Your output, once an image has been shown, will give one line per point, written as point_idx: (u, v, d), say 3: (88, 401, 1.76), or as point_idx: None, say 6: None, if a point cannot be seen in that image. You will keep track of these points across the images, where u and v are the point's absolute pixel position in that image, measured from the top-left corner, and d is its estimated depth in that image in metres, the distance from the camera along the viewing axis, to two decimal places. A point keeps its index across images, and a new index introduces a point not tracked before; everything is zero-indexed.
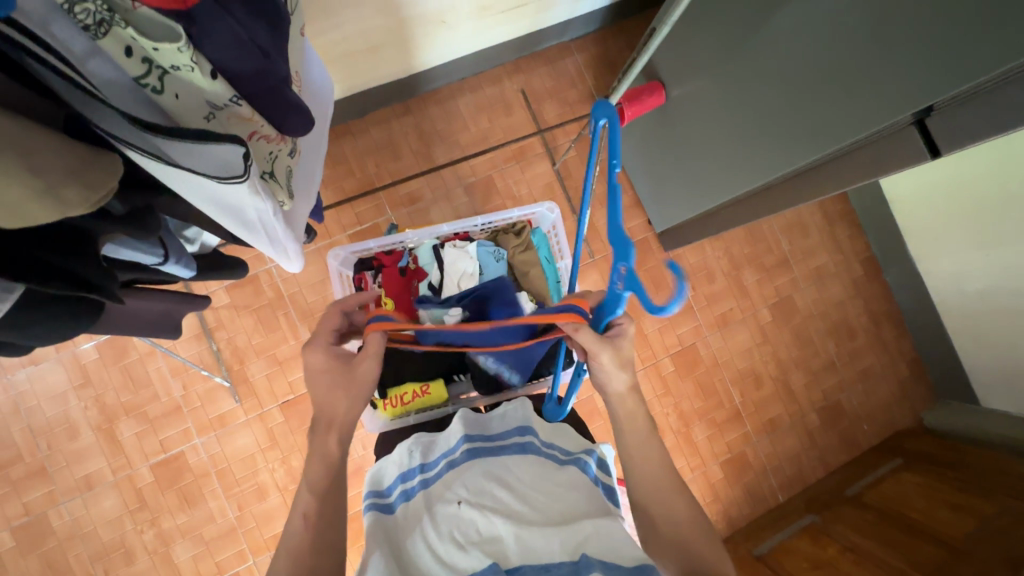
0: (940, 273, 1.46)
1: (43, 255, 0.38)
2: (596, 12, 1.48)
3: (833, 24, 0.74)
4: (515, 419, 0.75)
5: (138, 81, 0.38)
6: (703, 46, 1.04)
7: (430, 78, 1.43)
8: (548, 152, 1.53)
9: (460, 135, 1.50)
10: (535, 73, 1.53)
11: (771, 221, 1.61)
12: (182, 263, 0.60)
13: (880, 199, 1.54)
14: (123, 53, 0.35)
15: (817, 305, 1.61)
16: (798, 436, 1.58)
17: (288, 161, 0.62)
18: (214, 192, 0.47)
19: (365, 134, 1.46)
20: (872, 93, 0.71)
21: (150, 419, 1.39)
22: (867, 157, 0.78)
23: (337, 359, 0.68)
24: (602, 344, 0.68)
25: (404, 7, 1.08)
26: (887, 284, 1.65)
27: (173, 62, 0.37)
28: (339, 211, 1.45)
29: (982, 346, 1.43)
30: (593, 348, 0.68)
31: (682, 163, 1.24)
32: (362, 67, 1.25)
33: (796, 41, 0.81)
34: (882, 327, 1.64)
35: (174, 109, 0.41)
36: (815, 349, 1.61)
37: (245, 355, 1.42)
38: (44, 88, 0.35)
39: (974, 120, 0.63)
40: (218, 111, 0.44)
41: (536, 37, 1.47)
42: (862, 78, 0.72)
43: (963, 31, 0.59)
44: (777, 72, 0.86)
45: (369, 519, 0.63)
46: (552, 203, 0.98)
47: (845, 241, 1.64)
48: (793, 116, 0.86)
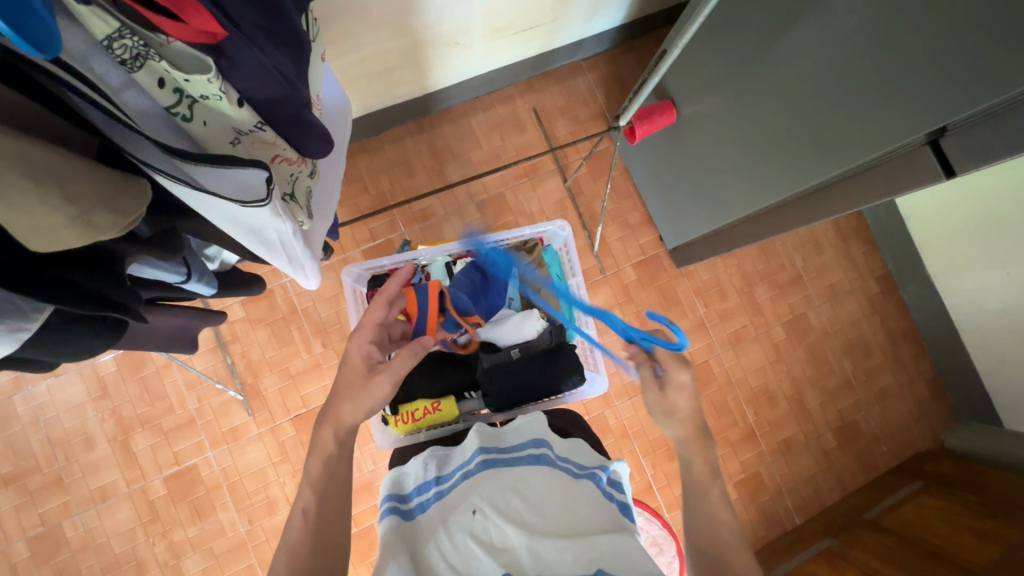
0: (959, 291, 1.44)
1: (69, 275, 0.40)
2: (608, 33, 1.50)
3: (845, 45, 0.75)
4: (531, 432, 0.74)
5: (168, 111, 0.39)
6: (714, 66, 1.05)
7: (444, 97, 1.46)
8: (560, 169, 1.54)
9: (472, 152, 1.52)
10: (547, 92, 1.55)
11: (784, 238, 1.60)
12: (205, 281, 0.61)
13: (895, 216, 1.52)
14: (155, 84, 0.36)
15: (832, 323, 1.60)
16: (814, 456, 1.55)
17: (308, 182, 0.63)
18: (240, 213, 0.49)
19: (380, 152, 1.49)
20: (885, 113, 0.72)
21: (165, 431, 1.41)
22: (878, 176, 0.78)
23: (372, 359, 0.70)
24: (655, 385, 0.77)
25: (420, 29, 1.11)
26: (905, 302, 1.62)
27: (202, 92, 0.38)
28: (354, 226, 1.47)
29: (1005, 366, 1.40)
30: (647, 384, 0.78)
31: (694, 181, 1.25)
32: (378, 87, 1.28)
33: (807, 62, 0.82)
34: (900, 345, 1.61)
35: (201, 136, 0.42)
36: (830, 368, 1.58)
37: (259, 368, 1.43)
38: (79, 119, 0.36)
39: (988, 141, 0.63)
40: (243, 136, 0.45)
41: (548, 57, 1.49)
42: (876, 99, 0.72)
43: (976, 54, 0.59)
44: (789, 91, 0.87)
45: (387, 523, 0.64)
46: (563, 221, 0.98)
47: (860, 258, 1.62)
48: (806, 136, 0.86)
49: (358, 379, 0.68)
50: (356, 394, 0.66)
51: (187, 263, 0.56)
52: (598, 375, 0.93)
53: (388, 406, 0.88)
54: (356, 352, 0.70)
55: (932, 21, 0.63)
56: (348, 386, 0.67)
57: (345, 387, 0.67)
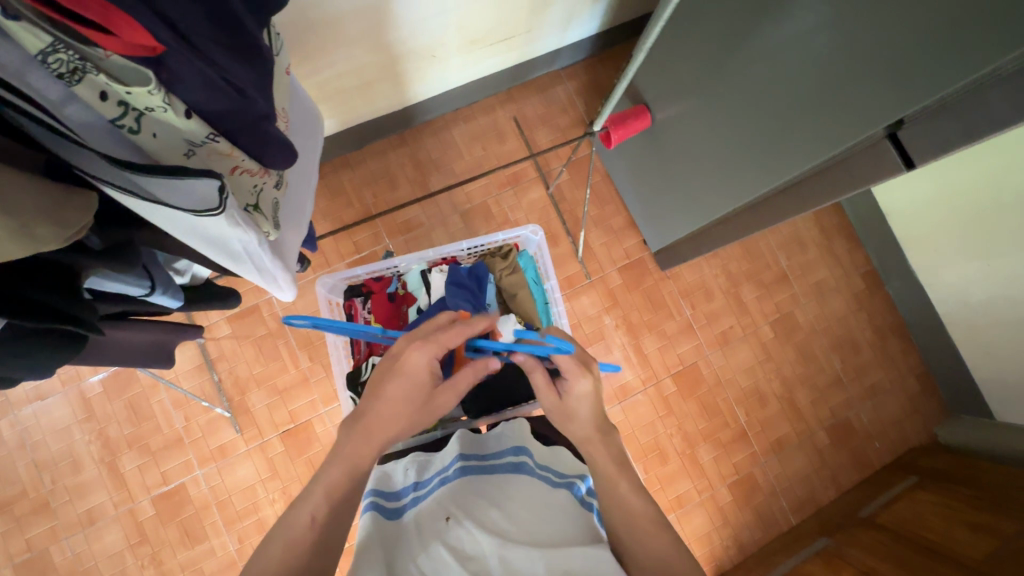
0: (943, 284, 1.44)
1: (30, 293, 0.41)
2: (584, 42, 1.52)
3: (804, 44, 0.76)
4: (511, 439, 0.73)
5: (114, 122, 0.40)
6: (683, 70, 1.07)
7: (424, 110, 1.48)
8: (542, 176, 1.56)
9: (454, 163, 1.53)
10: (527, 102, 1.57)
11: (767, 238, 1.61)
12: (170, 293, 0.61)
13: (876, 212, 1.54)
14: (98, 98, 0.37)
15: (819, 321, 1.60)
16: (807, 455, 1.54)
17: (275, 194, 0.64)
18: (199, 224, 0.49)
19: (362, 165, 1.50)
20: (846, 107, 0.73)
21: (152, 451, 1.40)
22: (845, 171, 0.79)
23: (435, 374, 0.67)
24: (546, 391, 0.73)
25: (395, 43, 1.13)
26: (891, 298, 1.62)
27: (147, 104, 0.39)
28: (338, 240, 1.48)
29: (993, 357, 1.40)
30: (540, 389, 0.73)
31: (672, 183, 1.26)
32: (357, 102, 1.29)
33: (772, 62, 0.83)
34: (888, 341, 1.61)
35: (152, 147, 0.43)
36: (819, 365, 1.58)
37: (247, 385, 1.43)
38: (23, 134, 0.37)
39: (943, 133, 0.63)
40: (197, 148, 0.46)
41: (526, 68, 1.51)
42: (839, 95, 0.73)
43: (926, 47, 0.60)
44: (756, 92, 0.89)
45: (365, 520, 0.63)
46: (537, 225, 0.98)
47: (844, 255, 1.62)
48: (775, 134, 0.87)
49: (422, 395, 0.65)
50: (414, 408, 0.65)
51: (150, 274, 0.56)
52: None
53: None
54: (422, 364, 0.65)
55: (884, 16, 0.64)
56: (407, 393, 0.64)
57: (403, 393, 0.64)
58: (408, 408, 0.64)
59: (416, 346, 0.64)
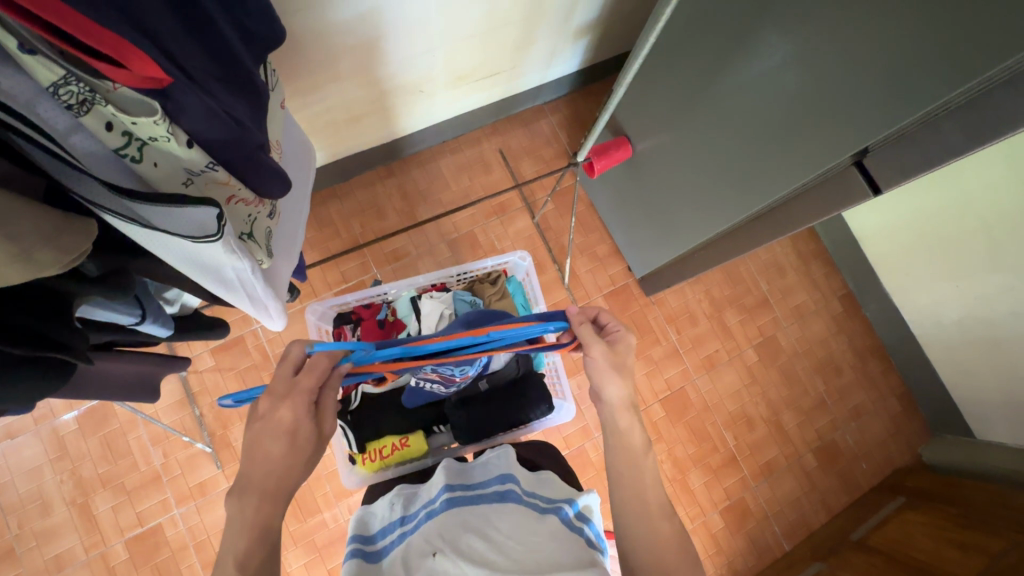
0: (916, 305, 1.50)
1: (25, 320, 0.41)
2: (566, 78, 1.59)
3: (773, 80, 0.81)
4: (498, 468, 0.72)
5: (117, 152, 0.41)
6: (661, 104, 1.12)
7: (412, 142, 1.51)
8: (527, 206, 1.59)
9: (441, 194, 1.56)
10: (512, 134, 1.62)
11: (747, 263, 1.65)
12: (160, 323, 0.61)
13: (850, 237, 1.60)
14: (103, 127, 0.38)
15: (801, 344, 1.63)
16: (796, 478, 1.54)
17: (268, 223, 0.65)
18: (194, 252, 0.50)
19: (350, 196, 1.52)
20: (815, 137, 0.77)
21: (128, 490, 1.35)
22: (815, 198, 0.83)
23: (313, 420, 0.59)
24: (609, 376, 0.68)
25: (385, 79, 1.17)
26: (868, 320, 1.67)
27: (150, 134, 0.40)
28: (326, 269, 1.48)
29: (969, 375, 1.44)
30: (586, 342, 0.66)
31: (654, 211, 1.30)
32: (346, 135, 1.32)
33: (744, 98, 0.88)
34: (868, 362, 1.64)
35: (153, 177, 0.44)
36: (803, 388, 1.61)
37: (229, 419, 1.40)
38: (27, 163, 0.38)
39: (908, 160, 0.67)
40: (195, 176, 0.47)
41: (511, 102, 1.56)
42: (806, 128, 0.78)
43: (886, 83, 0.65)
44: (731, 123, 0.93)
45: (350, 565, 0.61)
46: (524, 252, 1.00)
47: (821, 279, 1.67)
48: (751, 164, 0.91)
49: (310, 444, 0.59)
50: (294, 461, 0.57)
51: (140, 303, 0.57)
52: (567, 403, 0.91)
53: (355, 444, 0.85)
54: (301, 416, 0.57)
55: (843, 57, 0.69)
56: (292, 447, 0.57)
57: (285, 450, 0.56)
58: (298, 460, 0.58)
59: (291, 399, 0.56)
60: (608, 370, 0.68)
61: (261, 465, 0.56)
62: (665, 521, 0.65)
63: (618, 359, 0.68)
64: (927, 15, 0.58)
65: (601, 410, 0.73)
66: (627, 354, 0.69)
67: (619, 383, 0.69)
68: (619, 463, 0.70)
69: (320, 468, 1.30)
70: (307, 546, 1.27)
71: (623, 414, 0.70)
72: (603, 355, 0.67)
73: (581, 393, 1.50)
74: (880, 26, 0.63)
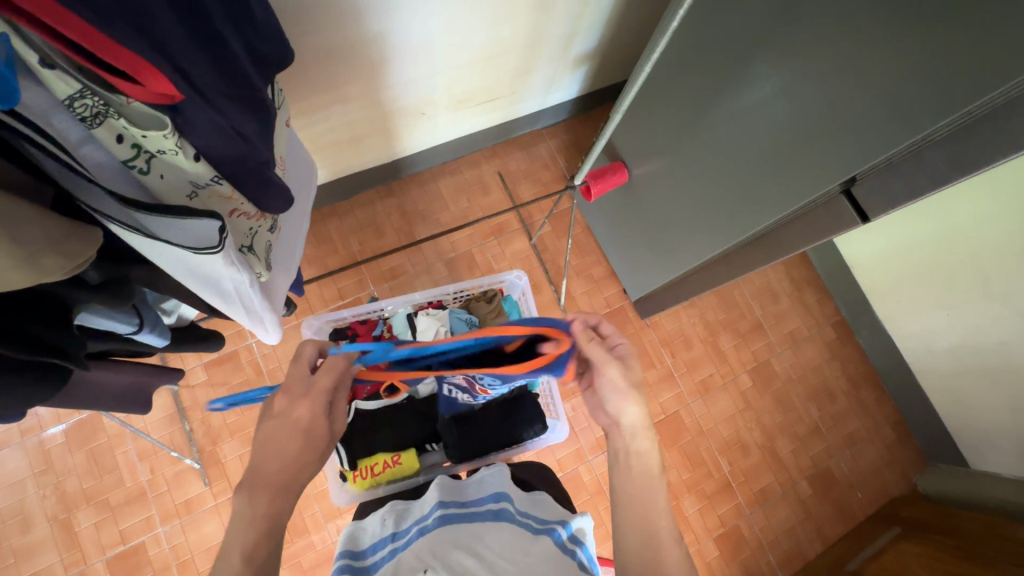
0: (909, 333, 1.51)
1: (25, 325, 0.41)
2: (565, 104, 1.63)
3: (763, 111, 0.84)
4: (492, 486, 0.72)
5: (126, 164, 0.42)
6: (656, 131, 1.15)
7: (412, 163, 1.54)
8: (525, 227, 1.61)
9: (440, 214, 1.58)
10: (510, 157, 1.65)
11: (741, 288, 1.67)
12: (156, 333, 0.61)
13: (842, 265, 1.62)
14: (114, 139, 0.40)
15: (795, 370, 1.64)
16: (791, 506, 1.53)
17: (268, 236, 0.66)
18: (195, 263, 0.51)
19: (350, 214, 1.54)
20: (805, 165, 0.79)
21: (112, 506, 1.32)
22: (805, 224, 0.85)
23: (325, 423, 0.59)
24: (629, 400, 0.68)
25: (387, 101, 1.20)
26: (862, 346, 1.68)
27: (159, 147, 0.42)
28: (323, 286, 1.49)
29: (962, 403, 1.45)
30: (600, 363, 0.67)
31: (649, 235, 1.32)
32: (348, 154, 1.34)
33: (736, 127, 0.91)
34: (862, 389, 1.65)
35: (158, 188, 0.45)
36: (798, 414, 1.60)
37: (219, 435, 1.38)
38: (37, 171, 0.39)
39: (895, 189, 0.69)
40: (200, 189, 0.48)
41: (510, 126, 1.60)
42: (796, 157, 0.81)
43: (871, 115, 0.67)
44: (725, 150, 0.96)
45: None
46: (521, 270, 1.02)
47: (815, 305, 1.69)
48: (744, 191, 0.94)
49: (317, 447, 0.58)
50: (301, 462, 0.57)
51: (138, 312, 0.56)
52: (561, 423, 0.91)
53: (345, 461, 0.84)
54: (313, 417, 0.57)
55: (831, 90, 0.72)
56: (303, 446, 0.57)
57: (296, 450, 0.56)
58: (306, 460, 0.57)
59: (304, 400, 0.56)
60: (629, 390, 0.68)
61: (270, 465, 0.55)
62: (664, 547, 0.65)
63: (641, 375, 0.70)
64: (910, 52, 0.61)
65: (616, 435, 0.72)
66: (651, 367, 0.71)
67: (645, 404, 0.69)
68: (631, 492, 0.68)
69: (309, 487, 1.28)
70: (293, 568, 1.24)
71: (642, 441, 0.70)
72: (618, 377, 0.67)
73: (575, 415, 1.50)
74: (867, 61, 0.66)
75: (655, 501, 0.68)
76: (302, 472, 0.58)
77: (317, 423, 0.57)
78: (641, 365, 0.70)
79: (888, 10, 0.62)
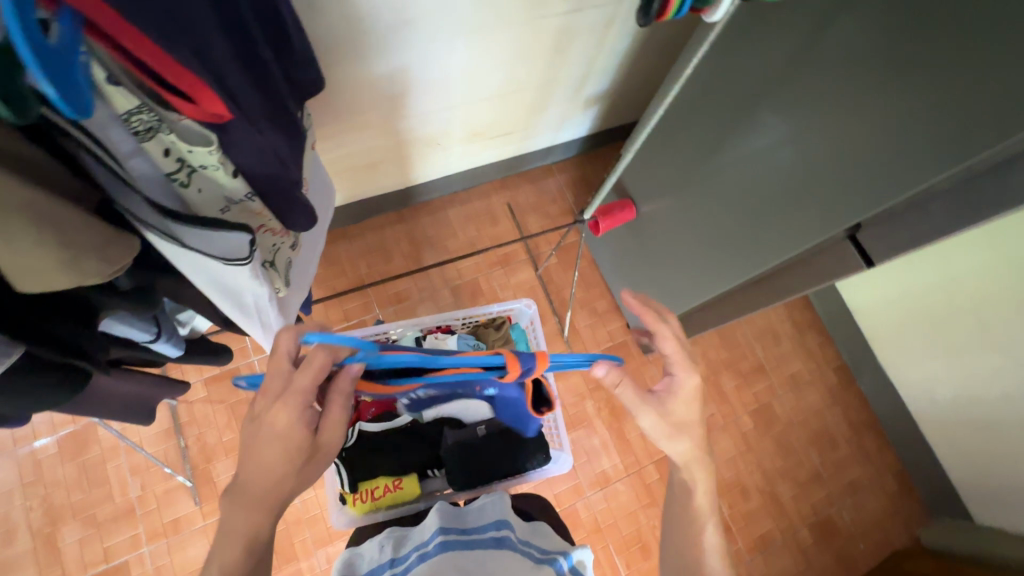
0: (911, 381, 1.51)
1: (57, 328, 0.43)
2: (575, 142, 1.68)
3: (770, 157, 0.87)
4: (493, 513, 0.70)
5: (169, 176, 0.44)
6: (664, 171, 1.18)
7: (424, 191, 1.58)
8: (531, 258, 1.64)
9: (449, 242, 1.61)
10: (520, 190, 1.69)
11: (743, 328, 1.68)
12: (172, 343, 0.62)
13: (844, 310, 1.63)
14: (162, 153, 0.42)
15: (796, 413, 1.63)
16: (791, 554, 1.49)
17: (289, 254, 0.67)
18: (221, 274, 0.52)
19: (360, 238, 1.56)
20: (810, 209, 0.82)
21: (98, 522, 1.29)
22: (808, 267, 0.87)
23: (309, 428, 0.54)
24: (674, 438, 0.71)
25: (405, 131, 1.24)
26: (863, 392, 1.67)
27: (202, 162, 0.44)
28: (329, 307, 1.50)
29: (965, 455, 1.43)
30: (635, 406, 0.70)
31: (654, 272, 1.33)
32: (363, 180, 1.38)
33: (743, 171, 0.94)
34: (864, 436, 1.63)
35: (195, 201, 0.47)
36: (799, 458, 1.59)
37: (214, 452, 1.36)
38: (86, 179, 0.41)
39: (898, 237, 0.71)
40: (234, 204, 0.51)
41: (521, 160, 1.64)
42: (801, 202, 0.83)
43: (875, 166, 0.70)
44: (731, 192, 0.99)
45: None
46: (530, 299, 1.03)
47: (816, 349, 1.70)
48: (748, 232, 0.96)
49: (301, 456, 0.53)
50: (283, 471, 0.53)
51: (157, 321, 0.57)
52: (564, 454, 0.90)
53: (347, 483, 0.83)
54: (294, 422, 0.52)
55: (835, 140, 0.75)
56: (284, 454, 0.52)
57: (280, 458, 0.52)
58: (290, 470, 0.53)
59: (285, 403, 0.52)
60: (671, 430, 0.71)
61: (251, 472, 0.52)
62: None
63: (673, 412, 0.71)
64: (913, 107, 0.64)
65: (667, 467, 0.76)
66: (683, 399, 0.72)
67: (689, 442, 0.72)
68: (683, 522, 0.76)
69: (301, 512, 1.25)
70: None
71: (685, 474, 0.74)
72: (653, 420, 0.71)
73: (574, 449, 1.48)
74: (873, 114, 0.69)
75: (700, 521, 0.75)
76: (285, 483, 0.53)
77: (301, 430, 0.53)
78: (672, 403, 0.72)
79: (891, 68, 0.66)
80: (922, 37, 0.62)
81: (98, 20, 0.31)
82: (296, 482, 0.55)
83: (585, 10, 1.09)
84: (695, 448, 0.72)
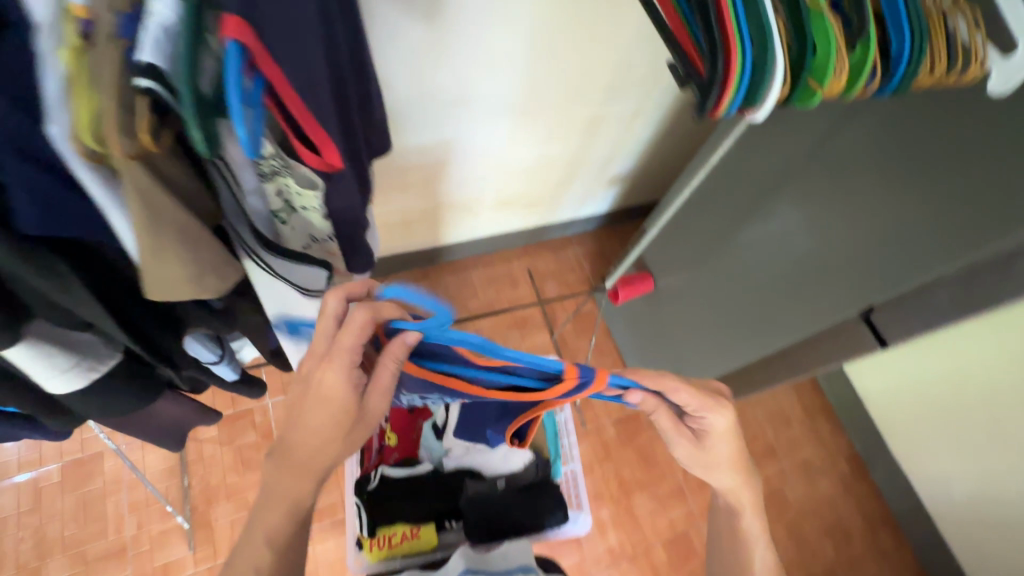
0: (926, 476, 1.48)
1: (159, 337, 0.48)
2: (596, 216, 1.77)
3: (787, 241, 0.94)
4: (519, 559, 0.70)
5: (273, 213, 0.50)
6: (683, 249, 1.25)
7: (450, 251, 1.65)
8: (547, 323, 1.67)
9: (469, 301, 1.66)
10: (540, 257, 1.76)
11: (754, 409, 1.68)
12: (229, 367, 0.66)
13: (855, 397, 1.63)
14: (276, 193, 0.48)
15: (808, 502, 1.59)
16: None
17: None
18: (292, 303, 0.58)
19: (384, 291, 1.62)
20: (826, 289, 0.87)
21: (87, 560, 1.25)
22: None
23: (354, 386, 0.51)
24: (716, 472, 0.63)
25: (443, 194, 1.34)
26: (877, 485, 1.63)
27: (305, 204, 0.50)
28: None
29: (986, 561, 1.38)
30: (670, 439, 0.62)
31: (669, 344, 1.37)
32: (396, 236, 1.46)
33: (761, 252, 1.01)
34: (879, 532, 1.58)
35: (286, 236, 0.53)
36: (811, 551, 1.53)
37: (215, 495, 1.34)
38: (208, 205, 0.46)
39: None
40: (316, 242, 0.56)
41: (544, 230, 1.73)
42: (817, 284, 0.88)
43: (887, 256, 0.76)
44: (749, 270, 1.04)
45: None
46: None
47: (828, 436, 1.68)
48: (766, 311, 1.01)
49: (347, 417, 0.51)
50: (328, 430, 0.51)
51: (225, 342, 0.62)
52: (583, 514, 0.92)
53: (365, 528, 0.84)
54: (337, 379, 0.49)
55: (850, 230, 0.82)
56: (333, 417, 0.51)
57: (327, 416, 0.51)
58: (335, 434, 0.52)
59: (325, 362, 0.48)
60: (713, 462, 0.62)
61: (299, 425, 0.51)
62: None
63: (710, 453, 0.61)
64: (923, 205, 0.71)
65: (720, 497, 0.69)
66: (720, 441, 0.61)
67: (728, 489, 0.64)
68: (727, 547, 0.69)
69: None
70: None
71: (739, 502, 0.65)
72: (685, 455, 0.62)
73: None
74: (885, 208, 0.76)
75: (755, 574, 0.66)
76: (332, 442, 0.52)
77: (343, 392, 0.49)
78: (707, 446, 0.61)
79: (904, 173, 0.73)
80: (927, 146, 0.70)
81: (278, 90, 0.35)
82: (342, 447, 0.54)
83: (617, 101, 1.22)
84: (737, 497, 0.65)
